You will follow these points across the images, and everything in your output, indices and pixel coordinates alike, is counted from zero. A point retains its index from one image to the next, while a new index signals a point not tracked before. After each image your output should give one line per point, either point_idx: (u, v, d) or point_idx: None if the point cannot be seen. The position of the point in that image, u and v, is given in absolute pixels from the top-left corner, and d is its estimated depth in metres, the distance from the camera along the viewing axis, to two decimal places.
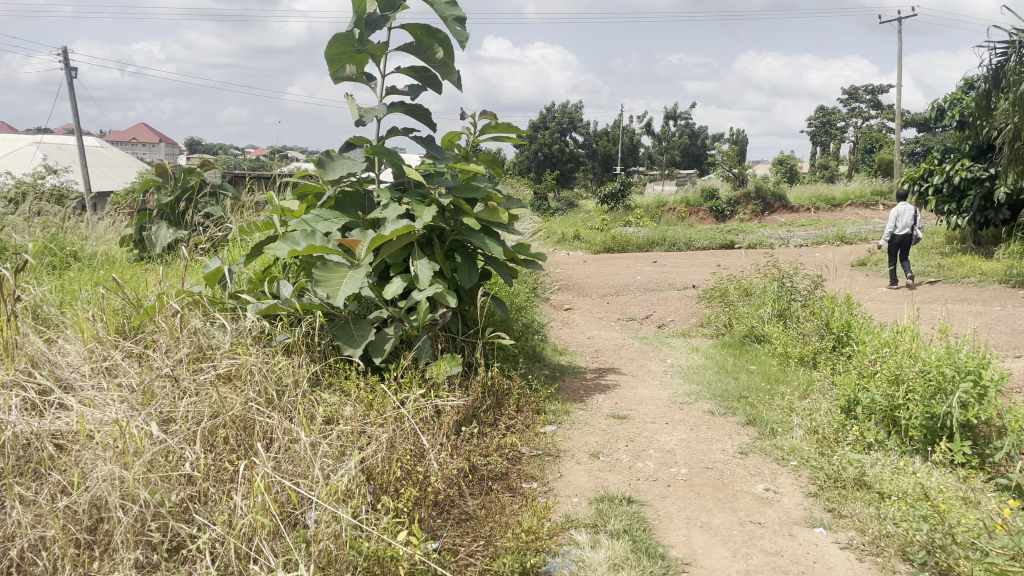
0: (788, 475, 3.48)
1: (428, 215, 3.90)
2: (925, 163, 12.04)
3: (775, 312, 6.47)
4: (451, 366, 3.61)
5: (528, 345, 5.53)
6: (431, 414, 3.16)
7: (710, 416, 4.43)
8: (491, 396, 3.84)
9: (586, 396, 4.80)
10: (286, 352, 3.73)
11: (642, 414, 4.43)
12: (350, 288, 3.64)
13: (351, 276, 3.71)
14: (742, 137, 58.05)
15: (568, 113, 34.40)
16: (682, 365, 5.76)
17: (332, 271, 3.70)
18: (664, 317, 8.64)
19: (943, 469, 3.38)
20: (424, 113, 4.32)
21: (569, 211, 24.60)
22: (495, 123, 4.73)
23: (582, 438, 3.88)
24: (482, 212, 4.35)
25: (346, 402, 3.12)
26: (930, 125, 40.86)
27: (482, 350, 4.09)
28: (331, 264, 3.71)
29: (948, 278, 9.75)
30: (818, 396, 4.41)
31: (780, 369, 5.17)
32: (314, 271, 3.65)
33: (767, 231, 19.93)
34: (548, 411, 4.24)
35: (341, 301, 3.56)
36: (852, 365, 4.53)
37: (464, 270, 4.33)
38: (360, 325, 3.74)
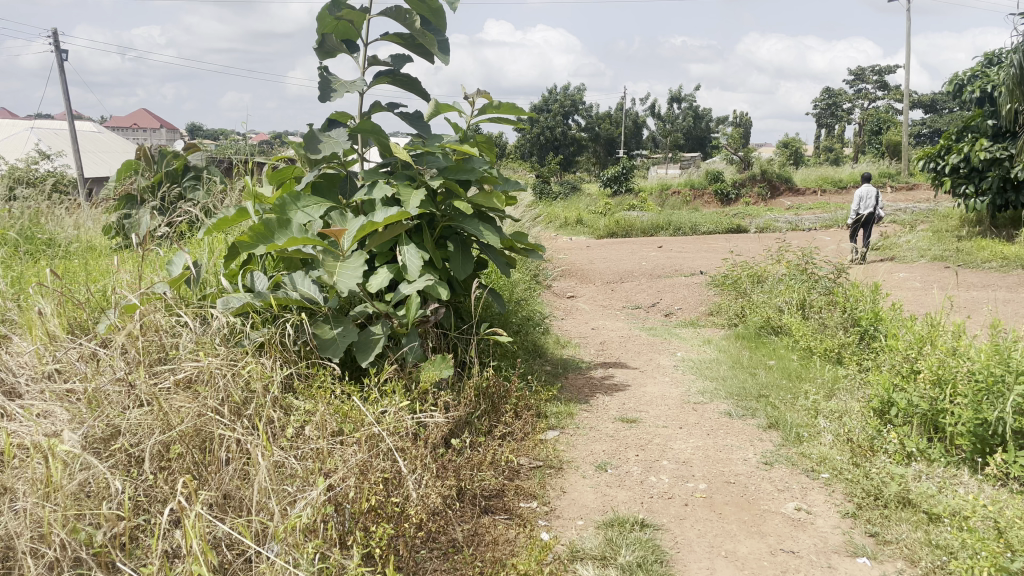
0: (820, 490, 3.09)
1: (420, 199, 3.50)
2: (941, 142, 11.58)
3: (792, 302, 6.08)
4: (442, 368, 3.22)
5: (529, 340, 5.14)
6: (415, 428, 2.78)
7: (728, 418, 4.04)
8: (486, 401, 3.46)
9: (592, 396, 4.42)
10: (258, 353, 3.29)
11: (653, 416, 4.05)
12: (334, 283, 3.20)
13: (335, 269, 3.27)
14: (746, 121, 57.40)
15: (570, 95, 33.83)
16: (694, 359, 5.37)
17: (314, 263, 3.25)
18: (671, 305, 8.27)
19: (995, 483, 2.98)
20: (412, 85, 3.89)
21: (571, 195, 24.16)
22: (494, 100, 4.31)
23: (587, 446, 3.49)
24: (476, 196, 3.95)
25: (317, 414, 2.73)
26: (937, 106, 40.26)
27: (476, 348, 3.69)
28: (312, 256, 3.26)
29: (968, 262, 9.36)
30: (848, 397, 4.02)
31: (801, 365, 4.77)
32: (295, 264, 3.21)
33: (773, 214, 19.50)
34: (551, 415, 3.86)
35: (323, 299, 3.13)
36: (884, 363, 4.13)
37: (457, 260, 3.92)
38: (342, 324, 3.31)
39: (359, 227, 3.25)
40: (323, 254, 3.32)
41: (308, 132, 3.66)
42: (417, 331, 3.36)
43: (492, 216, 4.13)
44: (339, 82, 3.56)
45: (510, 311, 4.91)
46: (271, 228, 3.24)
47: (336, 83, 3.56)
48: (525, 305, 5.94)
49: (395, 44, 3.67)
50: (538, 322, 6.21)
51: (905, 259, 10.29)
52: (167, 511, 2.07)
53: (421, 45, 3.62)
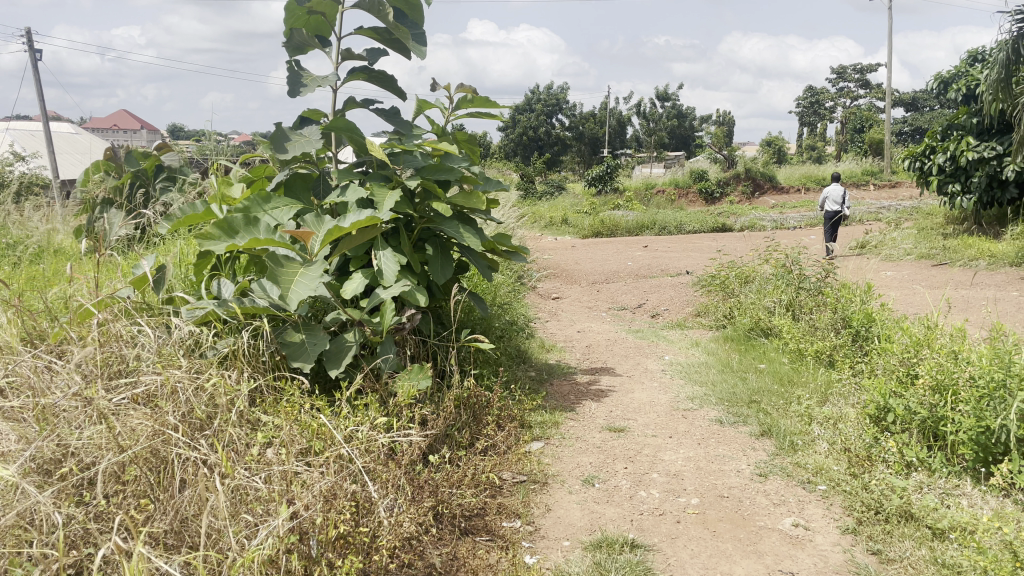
0: (817, 503, 2.95)
1: (397, 199, 3.32)
2: (927, 140, 11.52)
3: (781, 303, 5.95)
4: (419, 379, 3.04)
5: (513, 345, 4.98)
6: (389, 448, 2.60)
7: (719, 426, 3.89)
8: (467, 412, 3.28)
9: (578, 403, 4.26)
10: (224, 365, 3.09)
11: (641, 424, 3.90)
12: (302, 289, 2.95)
13: (303, 274, 3.01)
14: (729, 120, 57.55)
15: (554, 95, 33.70)
16: (683, 362, 5.23)
17: (280, 266, 2.99)
18: (657, 306, 8.14)
19: (999, 495, 2.85)
20: (387, 81, 3.73)
21: (555, 194, 24.02)
22: (473, 97, 4.14)
23: (573, 458, 3.33)
24: (455, 196, 3.79)
25: (283, 430, 2.53)
26: (918, 104, 40.49)
27: (456, 356, 3.52)
28: (278, 259, 3.01)
29: (955, 260, 9.29)
30: (843, 403, 3.88)
31: (793, 369, 4.64)
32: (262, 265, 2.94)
33: (757, 213, 19.45)
34: (534, 426, 3.69)
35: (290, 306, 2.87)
36: (879, 367, 4.00)
37: (436, 263, 3.74)
38: (312, 331, 3.13)
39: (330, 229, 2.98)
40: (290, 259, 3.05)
41: (279, 130, 3.49)
42: (392, 338, 3.20)
43: (472, 217, 3.96)
44: (310, 77, 3.39)
45: (492, 315, 4.74)
46: (235, 228, 2.98)
47: (307, 78, 3.39)
48: (508, 308, 5.77)
49: (369, 37, 3.49)
50: (521, 325, 6.04)
51: (892, 258, 10.20)
52: (102, 552, 1.91)
53: (397, 39, 3.45)
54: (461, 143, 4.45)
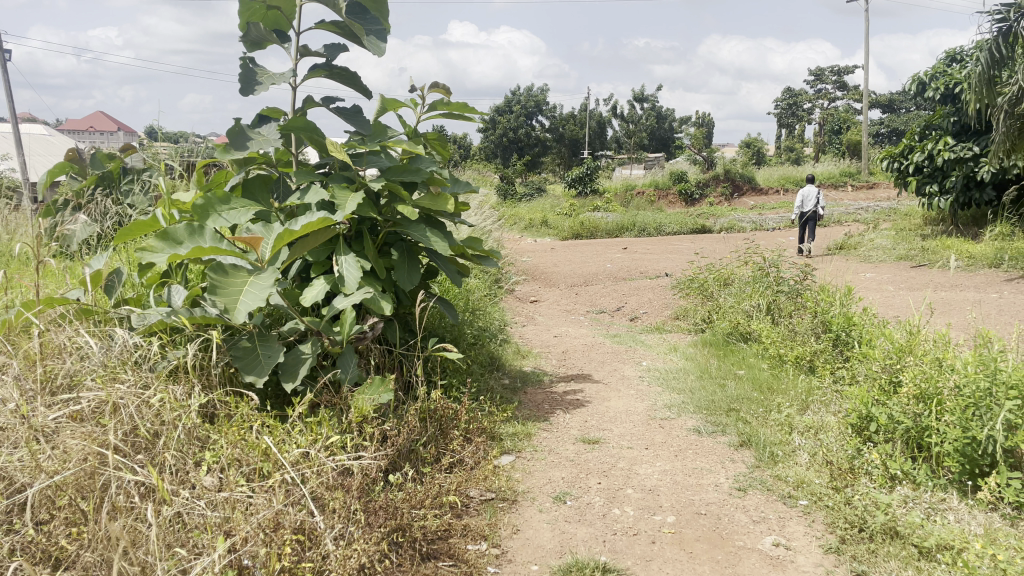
0: (799, 520, 2.82)
1: (357, 202, 3.16)
2: (904, 141, 11.51)
3: (760, 306, 5.84)
4: (379, 394, 2.87)
5: (486, 353, 4.83)
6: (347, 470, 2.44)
7: (697, 436, 3.76)
8: (433, 425, 3.13)
9: (552, 413, 4.11)
10: (173, 379, 2.92)
11: (617, 435, 3.75)
12: (250, 298, 2.74)
13: (252, 282, 2.83)
14: (708, 122, 57.83)
15: (534, 96, 33.58)
16: (660, 368, 5.10)
17: (226, 276, 2.78)
18: (636, 309, 8.02)
19: (986, 509, 2.73)
20: (351, 79, 3.62)
21: (535, 196, 23.89)
22: (444, 98, 3.98)
23: (545, 473, 3.18)
24: (423, 199, 3.63)
25: (228, 451, 2.37)
26: (894, 106, 40.84)
27: (423, 365, 3.36)
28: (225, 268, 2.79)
29: (934, 262, 9.25)
30: (824, 412, 3.76)
31: (772, 375, 4.52)
32: (206, 274, 2.73)
33: (737, 214, 19.43)
34: (505, 438, 3.54)
35: (237, 317, 2.69)
36: (862, 374, 3.89)
37: (402, 268, 3.57)
38: (267, 341, 2.96)
39: (280, 234, 2.79)
40: (239, 267, 2.84)
41: (234, 128, 3.34)
42: (352, 349, 3.04)
43: (440, 221, 3.80)
44: (264, 74, 3.21)
45: (464, 322, 4.58)
46: (178, 238, 2.80)
47: (263, 75, 3.21)
48: (482, 313, 5.62)
49: (329, 32, 3.33)
50: (496, 331, 5.89)
51: (872, 259, 10.16)
52: None
53: (357, 34, 3.29)
54: (432, 145, 4.28)
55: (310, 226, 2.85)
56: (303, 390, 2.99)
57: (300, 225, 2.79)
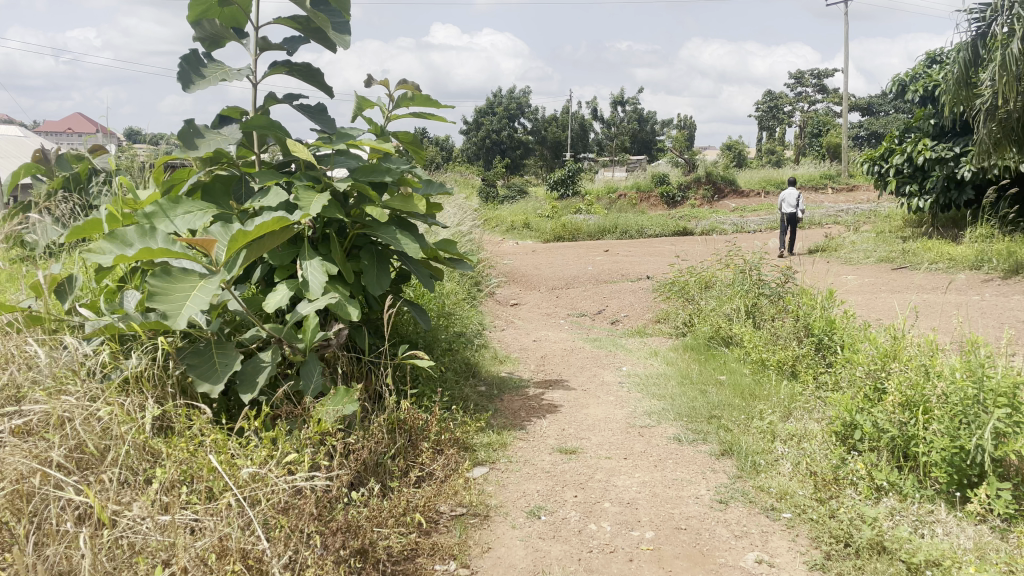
0: (782, 534, 2.70)
1: (320, 203, 3.04)
2: (885, 143, 11.49)
3: (741, 309, 5.74)
4: (343, 404, 2.74)
5: (462, 359, 4.69)
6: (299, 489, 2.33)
7: (677, 444, 3.64)
8: (402, 437, 3.01)
9: (529, 421, 3.99)
10: (125, 389, 2.76)
11: (595, 444, 3.63)
12: (196, 303, 2.62)
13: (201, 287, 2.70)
14: (689, 124, 58.03)
15: (516, 98, 33.43)
16: (640, 374, 4.98)
17: (172, 282, 2.67)
18: (617, 312, 7.91)
19: (975, 521, 2.64)
20: (311, 76, 3.58)
21: (517, 198, 23.77)
22: (412, 93, 3.83)
23: (519, 485, 3.05)
24: (393, 199, 3.49)
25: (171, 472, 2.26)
26: (874, 108, 41.12)
27: (392, 374, 3.23)
28: (171, 273, 2.68)
29: (915, 264, 9.22)
30: (808, 420, 3.66)
31: (754, 380, 4.41)
32: (149, 281, 2.62)
33: (719, 216, 19.39)
34: (479, 448, 3.41)
35: (179, 324, 2.56)
36: (846, 380, 3.79)
37: (371, 272, 3.43)
38: (224, 348, 2.83)
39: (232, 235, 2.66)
40: (187, 271, 2.72)
41: (184, 129, 3.21)
42: (316, 357, 2.91)
43: (411, 222, 3.67)
44: (214, 70, 3.34)
45: (437, 328, 4.45)
46: (127, 239, 2.66)
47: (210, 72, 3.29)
48: (459, 318, 5.48)
49: (288, 27, 3.21)
50: (474, 336, 5.76)
51: (853, 261, 10.11)
52: None
53: (318, 28, 3.18)
54: (404, 145, 4.13)
55: (266, 228, 2.72)
56: (264, 400, 2.86)
57: (254, 226, 2.66)
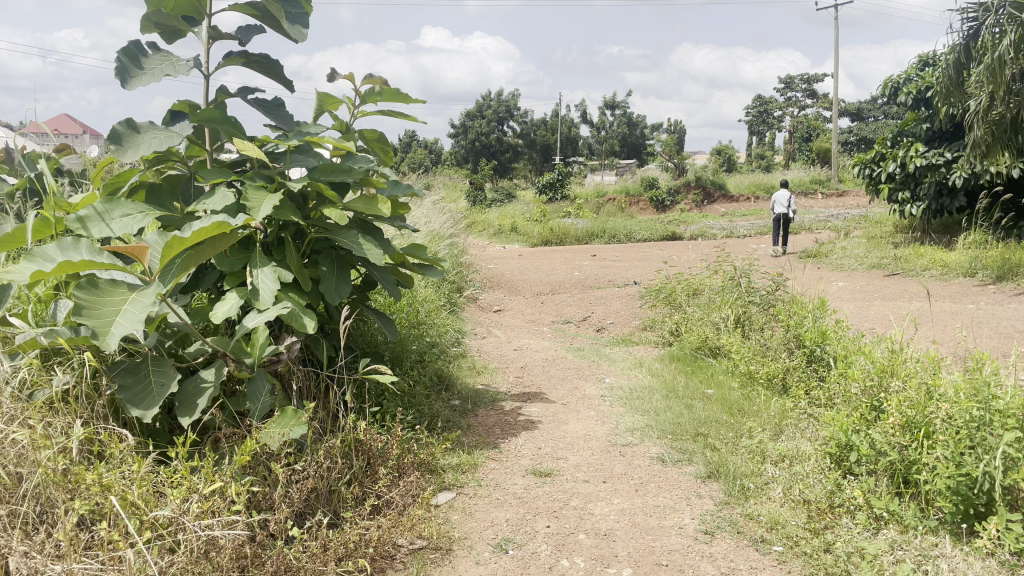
0: (772, 570, 2.46)
1: (270, 206, 2.81)
2: (876, 148, 11.33)
3: (730, 319, 5.51)
4: (290, 427, 2.47)
5: (435, 371, 4.43)
6: (225, 524, 2.14)
7: (660, 466, 3.40)
8: (357, 460, 2.76)
9: (504, 439, 3.73)
10: (51, 409, 2.51)
11: (572, 465, 3.38)
12: (128, 320, 2.34)
13: (131, 302, 2.42)
14: (680, 130, 58.03)
15: (505, 101, 33.18)
16: (624, 386, 4.74)
17: (100, 297, 2.39)
18: (603, 320, 7.67)
19: (983, 557, 2.40)
20: (272, 69, 3.35)
21: (505, 202, 23.53)
22: (379, 87, 3.58)
23: (488, 514, 2.80)
24: (354, 201, 3.24)
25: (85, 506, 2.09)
26: (864, 114, 41.13)
27: (351, 391, 2.98)
28: (98, 288, 2.39)
29: (908, 271, 9.02)
30: (801, 440, 3.42)
31: (743, 395, 4.18)
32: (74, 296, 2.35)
33: (708, 221, 19.20)
34: (446, 471, 3.15)
35: (110, 343, 2.29)
36: (841, 398, 3.55)
37: (330, 281, 3.17)
38: (162, 366, 2.57)
39: (167, 242, 2.41)
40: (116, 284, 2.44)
41: (116, 129, 3.01)
42: (264, 373, 2.67)
43: (376, 226, 3.41)
44: (155, 60, 3.08)
45: (408, 338, 4.19)
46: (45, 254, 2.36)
47: (150, 61, 3.07)
48: (434, 327, 5.23)
49: (242, 14, 2.95)
50: (451, 346, 5.50)
51: (844, 268, 9.91)
52: None
53: (273, 15, 2.92)
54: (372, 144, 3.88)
55: (204, 233, 2.49)
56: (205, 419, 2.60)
57: (192, 232, 2.42)
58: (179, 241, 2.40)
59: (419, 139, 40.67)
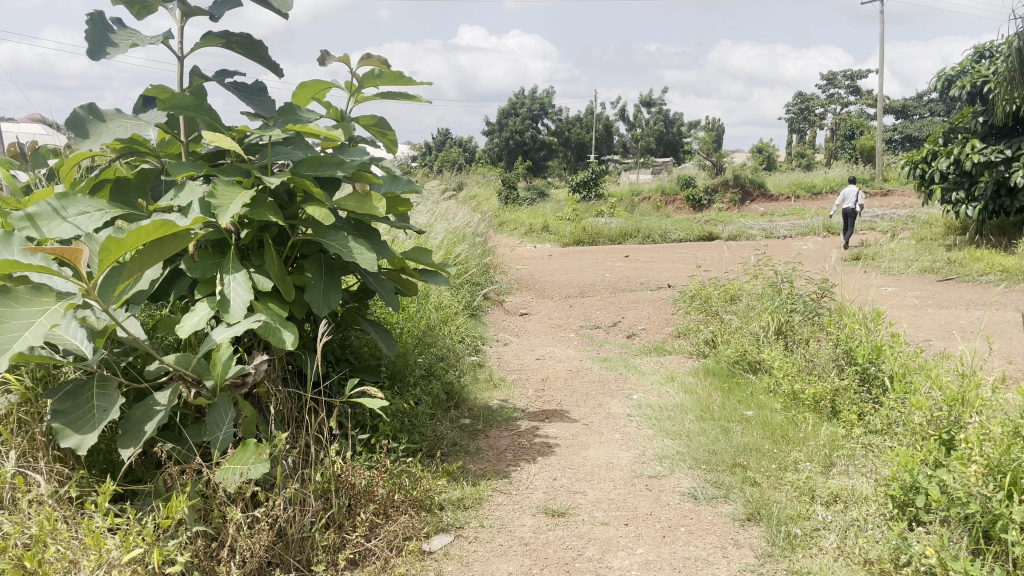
0: None
1: (236, 207, 2.48)
2: (928, 145, 10.70)
3: (772, 330, 5.04)
4: (251, 465, 2.13)
5: (444, 386, 4.04)
6: None
7: (693, 504, 2.96)
8: (336, 500, 2.39)
9: (515, 467, 3.32)
10: None
11: (591, 500, 2.97)
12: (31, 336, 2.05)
13: (48, 313, 2.14)
14: (718, 127, 57.04)
15: (539, 98, 32.72)
16: (653, 404, 4.30)
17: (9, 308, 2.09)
18: (633, 325, 7.23)
19: None
20: (257, 52, 3.00)
21: (538, 200, 23.09)
22: (378, 69, 3.19)
23: (486, 565, 2.39)
24: (346, 197, 2.86)
25: None
26: (909, 112, 39.96)
27: (335, 416, 2.62)
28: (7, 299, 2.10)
29: (963, 276, 8.43)
30: (857, 478, 2.98)
31: (787, 419, 3.71)
32: None
33: (746, 220, 18.58)
34: (445, 508, 2.75)
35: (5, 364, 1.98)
36: (906, 431, 3.09)
37: (315, 289, 2.78)
38: (105, 389, 2.24)
39: (103, 244, 2.10)
40: (33, 294, 2.15)
41: (75, 116, 2.66)
42: (228, 397, 2.33)
43: (373, 227, 3.03)
44: (125, 32, 2.67)
45: (412, 350, 3.80)
46: None
47: (121, 32, 2.66)
48: (447, 335, 4.84)
49: None
50: (466, 355, 5.10)
51: (893, 272, 9.32)
52: None
53: None
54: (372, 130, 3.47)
55: (146, 234, 2.17)
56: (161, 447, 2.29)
57: (131, 231, 2.10)
58: (117, 244, 2.09)
59: (452, 136, 40.37)
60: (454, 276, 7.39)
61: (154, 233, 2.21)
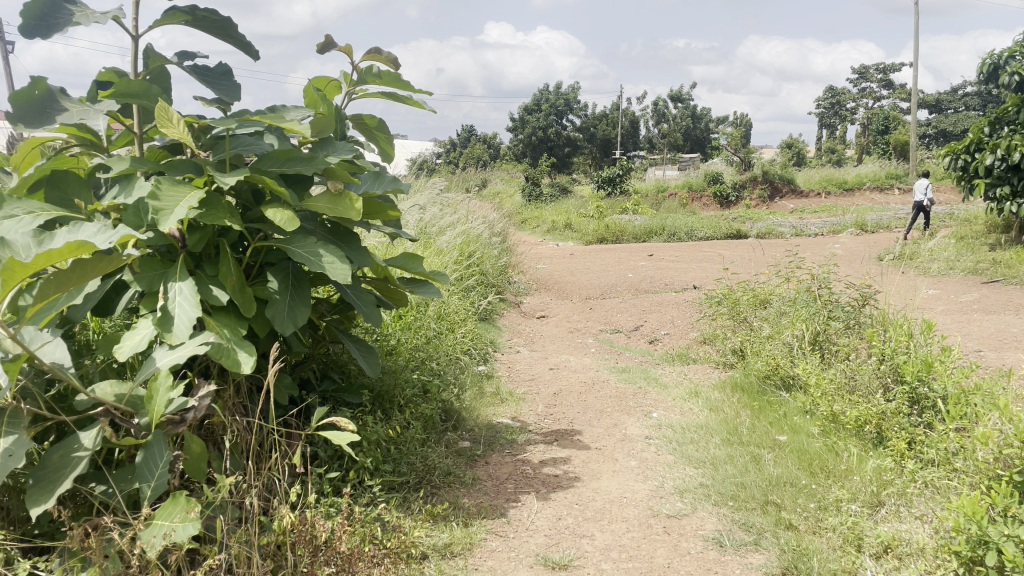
0: None
1: (182, 212, 2.06)
2: (970, 137, 10.10)
3: (807, 341, 4.60)
4: (177, 524, 1.79)
5: (442, 405, 3.64)
6: None
7: (717, 552, 2.55)
8: (291, 558, 2.02)
9: (515, 503, 2.92)
10: None
11: (601, 546, 2.57)
12: None
13: None
14: (747, 122, 56.15)
15: (564, 93, 32.19)
16: (675, 424, 3.88)
17: None
18: (656, 330, 6.80)
19: None
20: (225, 32, 2.62)
21: (561, 196, 22.62)
22: (377, 67, 2.76)
23: None
24: (320, 199, 2.48)
25: None
26: (944, 106, 38.94)
27: (298, 452, 2.25)
28: None
29: (1011, 278, 7.90)
30: (913, 523, 2.55)
31: (826, 447, 3.28)
32: None
33: (776, 217, 18.00)
34: (426, 560, 2.36)
35: None
36: (969, 468, 2.65)
37: (279, 305, 2.41)
38: (14, 430, 1.86)
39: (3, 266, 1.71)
40: None
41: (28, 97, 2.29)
42: (164, 435, 1.96)
43: (352, 233, 2.65)
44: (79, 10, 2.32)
45: (404, 367, 3.42)
46: None
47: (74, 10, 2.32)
48: (450, 346, 4.45)
49: None
50: (472, 366, 4.71)
51: (935, 272, 8.80)
52: None
53: None
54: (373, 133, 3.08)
55: (60, 254, 1.78)
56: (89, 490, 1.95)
57: (39, 253, 1.71)
58: (20, 267, 1.70)
59: (476, 132, 39.96)
60: (466, 278, 7.00)
61: (70, 253, 1.81)
